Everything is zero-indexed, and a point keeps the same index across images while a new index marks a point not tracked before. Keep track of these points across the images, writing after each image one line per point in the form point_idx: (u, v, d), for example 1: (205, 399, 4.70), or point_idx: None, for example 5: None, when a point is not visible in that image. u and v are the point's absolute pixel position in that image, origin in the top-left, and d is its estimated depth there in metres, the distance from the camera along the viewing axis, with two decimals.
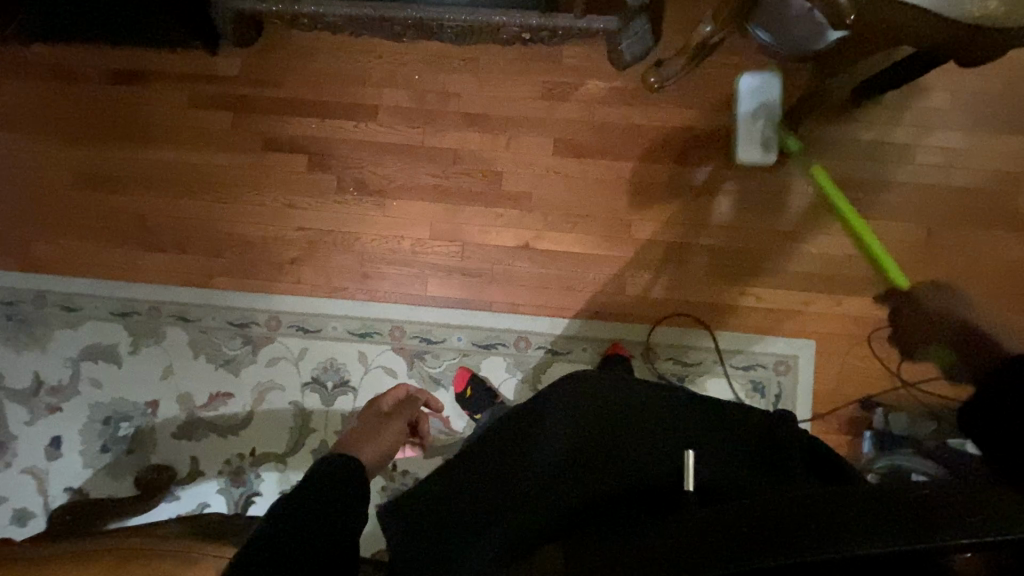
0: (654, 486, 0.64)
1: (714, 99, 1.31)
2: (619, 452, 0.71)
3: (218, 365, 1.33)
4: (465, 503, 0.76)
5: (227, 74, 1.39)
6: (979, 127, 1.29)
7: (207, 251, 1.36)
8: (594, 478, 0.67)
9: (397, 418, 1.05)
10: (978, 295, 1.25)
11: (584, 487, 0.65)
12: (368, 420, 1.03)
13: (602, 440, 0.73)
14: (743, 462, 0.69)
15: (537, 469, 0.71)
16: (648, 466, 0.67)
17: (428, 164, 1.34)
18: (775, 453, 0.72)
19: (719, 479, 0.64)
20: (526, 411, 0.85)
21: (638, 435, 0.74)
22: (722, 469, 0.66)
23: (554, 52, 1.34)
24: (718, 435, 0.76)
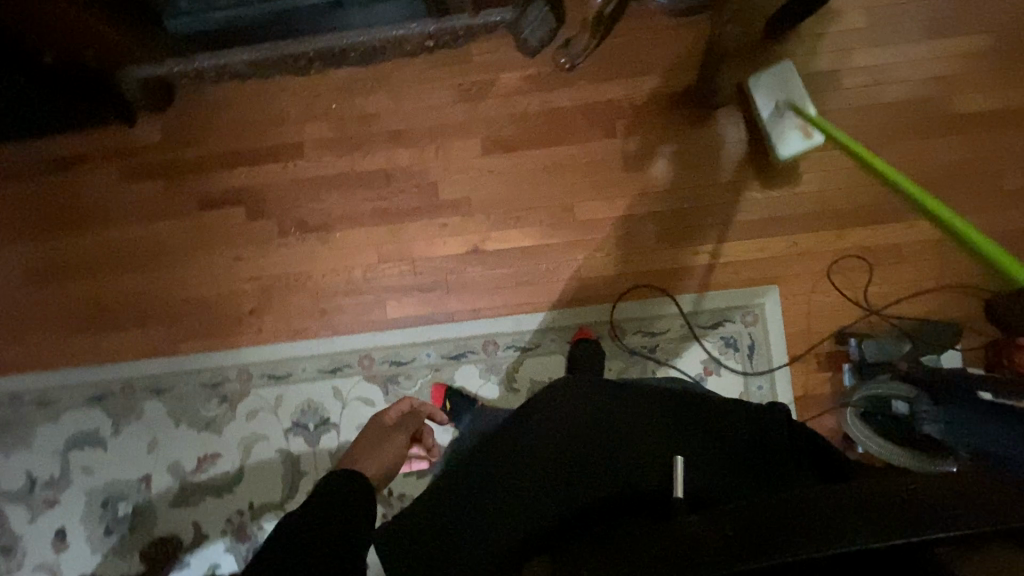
0: (643, 492, 0.73)
1: (631, 65, 1.30)
2: (608, 459, 0.78)
3: (199, 429, 1.33)
4: (474, 508, 0.81)
5: (150, 141, 1.38)
6: (898, 37, 1.27)
7: (167, 320, 1.37)
8: (589, 483, 0.76)
9: (399, 431, 1.05)
10: (931, 206, 1.24)
11: (579, 492, 0.75)
12: (371, 433, 1.05)
13: (593, 447, 0.80)
14: (729, 466, 0.77)
15: (527, 475, 0.80)
16: (638, 472, 0.75)
17: (363, 189, 1.34)
18: (761, 452, 0.79)
19: (706, 487, 0.73)
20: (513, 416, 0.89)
21: (622, 434, 0.80)
22: (707, 473, 0.75)
23: (462, 52, 1.33)
24: (704, 426, 0.82)
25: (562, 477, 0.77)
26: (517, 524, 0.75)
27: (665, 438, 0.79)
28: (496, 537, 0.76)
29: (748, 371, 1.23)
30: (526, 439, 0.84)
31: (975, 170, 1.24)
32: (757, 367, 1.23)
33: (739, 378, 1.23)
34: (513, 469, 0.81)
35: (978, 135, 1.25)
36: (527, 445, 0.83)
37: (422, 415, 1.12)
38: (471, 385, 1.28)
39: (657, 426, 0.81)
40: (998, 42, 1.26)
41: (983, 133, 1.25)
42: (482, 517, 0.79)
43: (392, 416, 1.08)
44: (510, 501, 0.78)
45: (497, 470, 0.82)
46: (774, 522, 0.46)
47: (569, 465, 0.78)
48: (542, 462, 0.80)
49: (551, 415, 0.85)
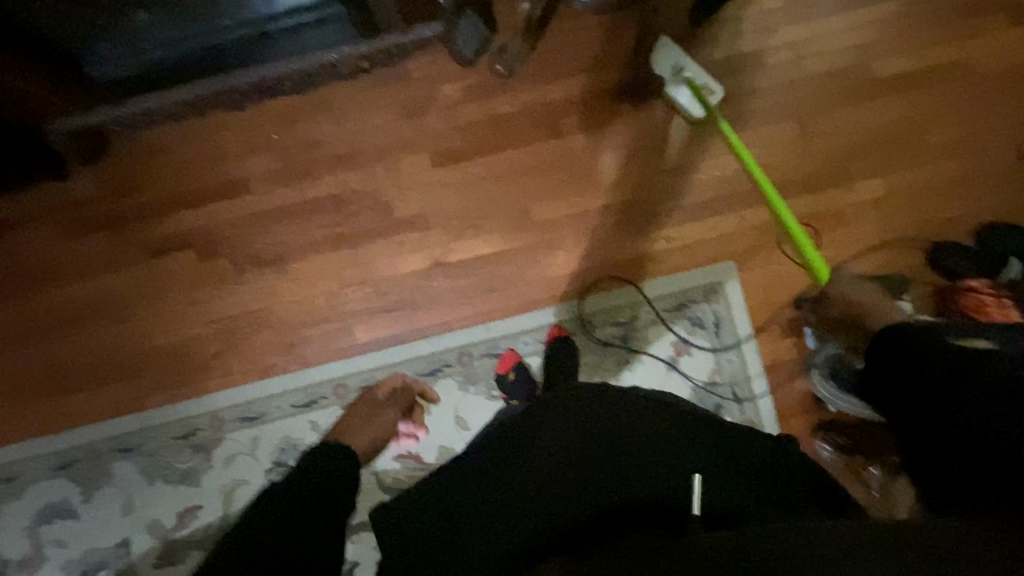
0: (660, 503, 0.72)
1: (566, 64, 1.32)
2: (624, 468, 0.76)
3: (176, 483, 1.28)
4: (479, 515, 0.81)
5: (86, 194, 1.34)
6: (814, 13, 1.33)
7: (127, 376, 1.32)
8: (604, 493, 0.75)
9: (390, 406, 1.21)
10: (866, 169, 1.30)
11: (593, 500, 0.74)
12: (364, 406, 1.21)
13: (608, 454, 0.79)
14: (745, 484, 0.76)
15: (542, 482, 0.79)
16: (658, 482, 0.74)
17: (316, 217, 1.32)
18: (779, 478, 0.79)
19: (726, 506, 0.72)
20: (526, 421, 0.89)
21: (637, 443, 0.79)
22: (726, 491, 0.74)
23: (399, 69, 1.32)
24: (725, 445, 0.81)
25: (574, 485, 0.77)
26: (530, 523, 0.75)
27: (680, 449, 0.79)
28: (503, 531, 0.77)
29: (717, 347, 1.26)
30: (541, 445, 0.84)
31: (900, 130, 1.31)
32: (725, 343, 1.26)
33: (709, 355, 1.26)
34: (524, 477, 0.81)
35: (900, 96, 1.32)
36: (542, 451, 0.83)
37: (415, 390, 1.25)
38: (450, 399, 1.27)
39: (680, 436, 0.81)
40: (904, 8, 1.34)
41: (904, 94, 1.32)
42: (487, 522, 0.79)
43: (385, 389, 1.22)
44: (520, 508, 0.78)
45: (509, 478, 0.83)
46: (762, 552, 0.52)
47: (588, 466, 0.78)
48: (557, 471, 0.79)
49: (566, 423, 0.85)
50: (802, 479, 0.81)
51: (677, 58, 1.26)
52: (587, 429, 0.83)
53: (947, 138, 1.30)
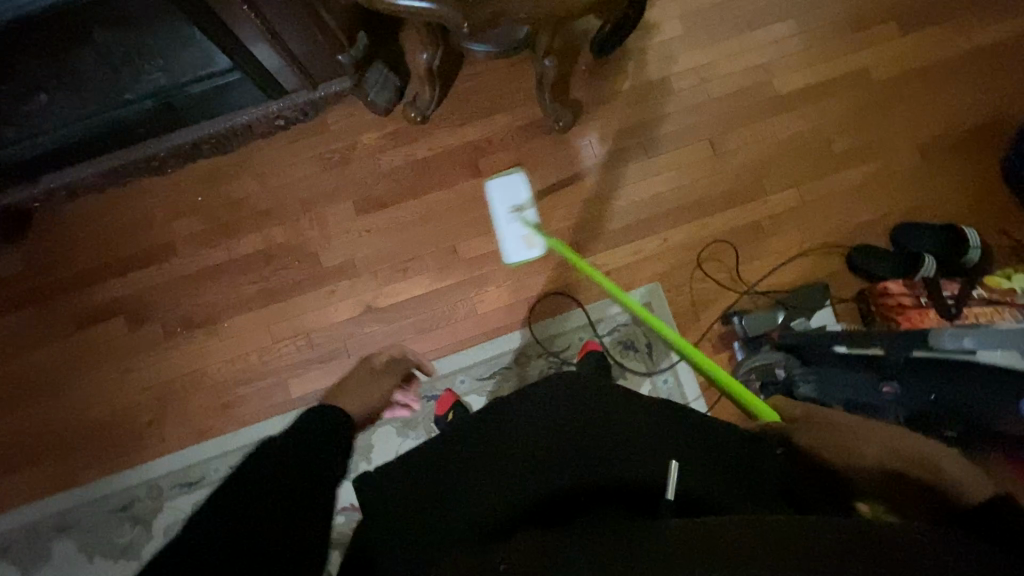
0: (637, 484, 0.64)
1: (480, 105, 1.36)
2: (610, 444, 0.69)
3: (115, 558, 1.25)
4: (452, 482, 0.73)
5: (12, 270, 1.34)
6: (713, 37, 1.39)
7: (63, 451, 1.30)
8: (584, 468, 0.67)
9: (387, 376, 1.01)
10: (779, 180, 1.33)
11: (573, 472, 0.67)
12: (360, 372, 1.01)
13: (598, 434, 0.71)
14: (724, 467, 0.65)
15: (523, 452, 0.72)
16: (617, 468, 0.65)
17: (244, 274, 1.33)
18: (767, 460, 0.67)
19: (697, 492, 0.60)
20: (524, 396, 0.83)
21: (631, 431, 0.71)
22: (702, 479, 0.63)
23: (317, 124, 1.36)
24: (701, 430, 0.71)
25: (552, 456, 0.70)
26: (486, 513, 0.66)
27: (675, 435, 0.71)
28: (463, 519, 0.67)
29: (650, 369, 1.27)
30: (532, 416, 0.77)
31: (807, 140, 1.35)
32: (658, 364, 1.27)
33: (645, 378, 1.27)
34: (506, 445, 0.74)
35: (804, 109, 1.36)
36: (532, 424, 0.76)
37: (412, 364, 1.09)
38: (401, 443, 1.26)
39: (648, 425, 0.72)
40: (798, 25, 1.39)
41: (806, 106, 1.36)
42: (457, 489, 0.72)
43: (381, 359, 1.05)
44: (494, 476, 0.71)
45: (488, 446, 0.75)
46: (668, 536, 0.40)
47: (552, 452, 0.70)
48: (541, 442, 0.73)
49: (566, 402, 0.78)
50: (787, 477, 0.65)
51: (514, 196, 1.31)
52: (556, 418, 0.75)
53: (852, 144, 1.35)
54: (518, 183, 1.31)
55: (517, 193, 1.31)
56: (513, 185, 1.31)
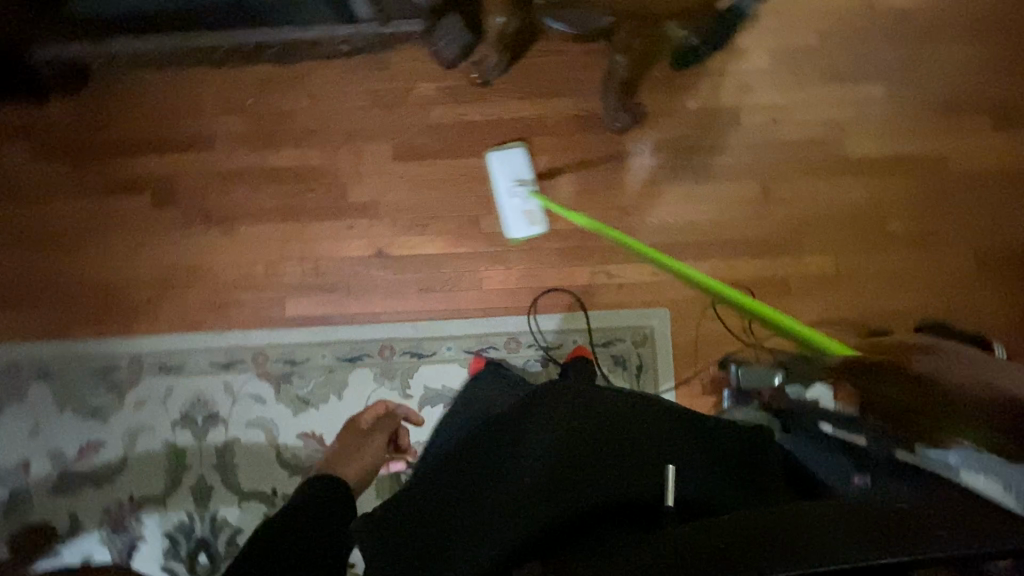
0: (634, 498, 0.64)
1: (543, 84, 1.33)
2: (602, 467, 0.67)
3: (85, 416, 1.31)
4: (462, 505, 0.70)
5: (59, 120, 1.37)
6: (798, 80, 1.33)
7: (62, 303, 1.34)
8: (584, 491, 0.64)
9: (377, 435, 1.16)
10: (819, 243, 1.28)
11: (576, 494, 0.64)
12: (352, 437, 1.16)
13: (592, 453, 0.68)
14: (714, 470, 0.69)
15: (522, 477, 0.67)
16: (628, 479, 0.65)
17: (271, 186, 1.34)
18: (752, 466, 0.72)
19: (699, 496, 0.64)
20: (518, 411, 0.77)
21: (623, 453, 0.69)
22: (699, 480, 0.66)
23: (381, 60, 1.35)
24: (698, 442, 0.72)
25: (554, 484, 0.65)
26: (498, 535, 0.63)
27: (658, 455, 0.69)
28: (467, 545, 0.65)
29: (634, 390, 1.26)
30: (525, 437, 0.73)
31: (862, 211, 1.29)
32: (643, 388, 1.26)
33: None
34: (505, 471, 0.70)
35: (868, 178, 1.30)
36: (523, 445, 0.72)
37: (398, 416, 1.20)
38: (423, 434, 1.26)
39: (652, 436, 0.71)
40: (889, 91, 1.32)
41: (871, 177, 1.30)
42: (465, 519, 0.68)
43: (369, 418, 1.18)
44: (498, 506, 0.66)
45: (484, 468, 0.73)
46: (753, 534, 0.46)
47: (562, 470, 0.67)
48: (537, 467, 0.68)
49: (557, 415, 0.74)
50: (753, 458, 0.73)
51: (518, 171, 1.30)
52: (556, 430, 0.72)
53: (906, 227, 1.29)
54: (519, 156, 1.30)
55: (519, 167, 1.30)
56: (516, 157, 1.30)
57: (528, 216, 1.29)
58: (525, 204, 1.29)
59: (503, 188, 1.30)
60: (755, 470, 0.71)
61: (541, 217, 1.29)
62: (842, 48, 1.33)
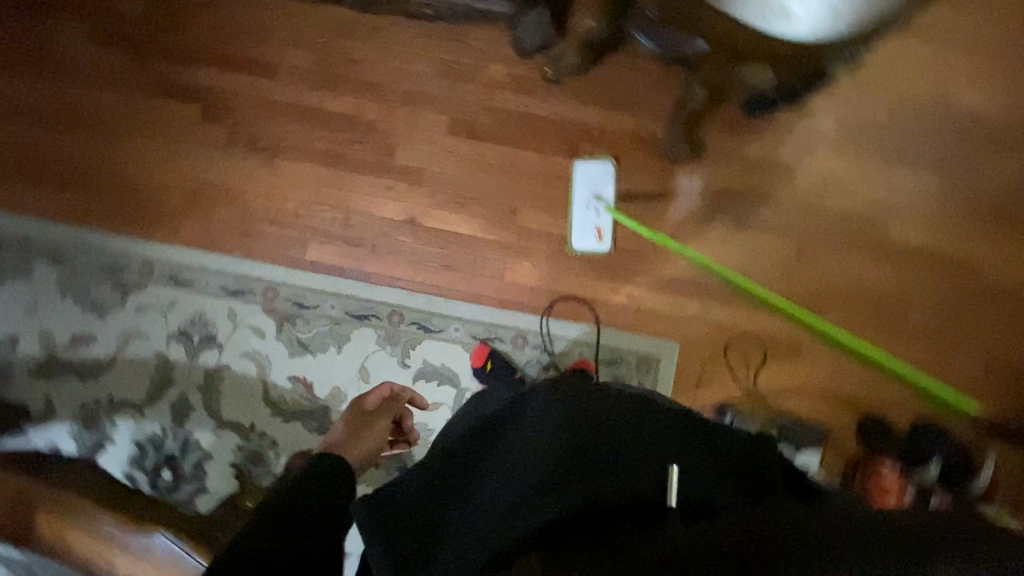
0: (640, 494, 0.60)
1: (612, 96, 1.32)
2: (594, 463, 0.64)
3: (85, 307, 1.30)
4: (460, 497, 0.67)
5: (130, 12, 1.36)
6: (858, 154, 1.33)
7: (87, 192, 1.33)
8: (589, 484, 0.60)
9: (383, 415, 1.12)
10: (840, 317, 1.29)
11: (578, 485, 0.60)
12: (355, 420, 1.10)
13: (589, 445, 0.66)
14: (722, 473, 0.66)
15: (511, 473, 0.65)
16: (632, 476, 0.61)
17: (321, 129, 1.33)
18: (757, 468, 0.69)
19: (706, 497, 0.61)
20: (519, 404, 0.76)
21: (622, 447, 0.66)
22: (706, 479, 0.63)
23: (459, 32, 1.34)
24: (701, 444, 0.70)
25: (554, 478, 0.61)
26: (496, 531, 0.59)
27: (656, 451, 0.66)
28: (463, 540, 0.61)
29: None
30: (524, 430, 0.72)
31: (888, 298, 1.30)
32: None
33: None
34: (503, 468, 0.67)
35: (903, 266, 1.31)
36: (522, 439, 0.70)
37: (403, 399, 1.17)
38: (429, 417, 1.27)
39: (652, 435, 0.69)
40: (943, 188, 1.33)
41: (906, 265, 1.31)
42: (460, 513, 0.65)
43: (374, 400, 1.13)
44: (487, 500, 0.64)
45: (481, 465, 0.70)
46: (781, 533, 0.44)
47: (560, 466, 0.63)
48: (534, 460, 0.65)
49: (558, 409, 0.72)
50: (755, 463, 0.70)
51: (598, 184, 1.30)
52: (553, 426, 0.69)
53: (927, 322, 1.29)
54: (607, 173, 1.30)
55: (605, 184, 1.30)
56: (602, 174, 1.30)
57: (597, 231, 1.29)
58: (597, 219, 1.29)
59: (580, 200, 1.30)
60: (760, 477, 0.67)
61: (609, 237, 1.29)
62: (909, 134, 1.33)
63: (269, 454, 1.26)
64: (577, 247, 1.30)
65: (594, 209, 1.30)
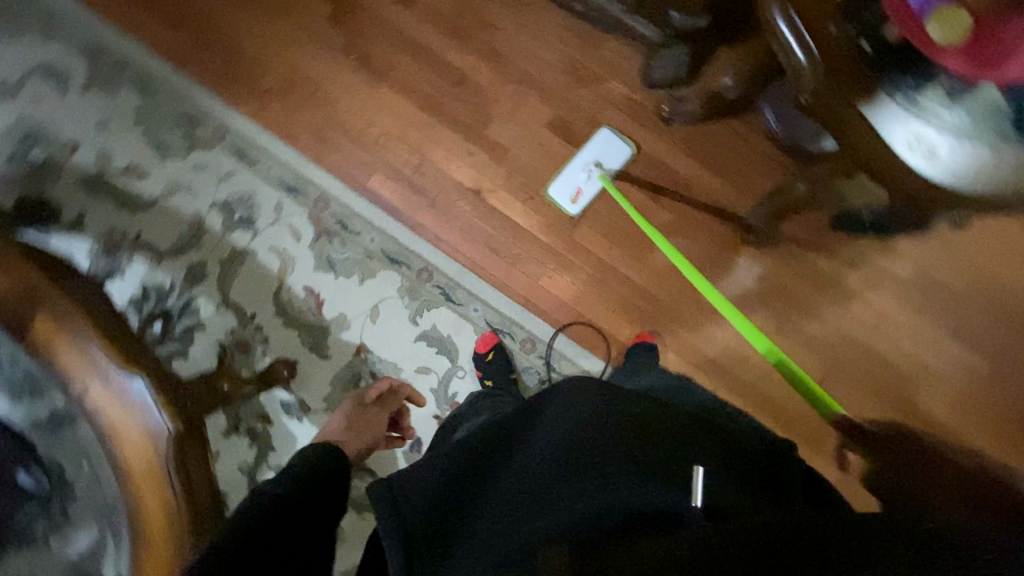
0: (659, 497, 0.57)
1: (714, 156, 1.30)
2: (613, 457, 0.62)
3: (149, 143, 1.32)
4: (480, 488, 0.67)
5: None
6: (922, 310, 1.30)
7: (198, 40, 1.36)
8: (618, 483, 0.58)
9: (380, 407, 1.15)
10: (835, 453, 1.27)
11: (602, 490, 0.58)
12: (352, 411, 1.12)
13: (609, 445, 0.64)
14: (745, 480, 0.62)
15: (531, 468, 0.65)
16: (650, 475, 0.59)
17: (431, 73, 1.34)
18: (777, 468, 0.69)
19: (733, 500, 0.57)
20: (532, 413, 0.76)
21: (645, 444, 0.63)
22: (729, 484, 0.60)
23: (596, 37, 1.33)
24: (717, 451, 0.67)
25: (573, 478, 0.61)
26: (521, 526, 0.59)
27: (682, 450, 0.64)
28: (485, 531, 0.61)
29: None
30: (537, 434, 0.71)
31: None
32: None
33: None
34: (521, 465, 0.67)
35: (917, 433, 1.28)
36: (535, 442, 0.70)
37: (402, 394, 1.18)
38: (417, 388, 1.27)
39: (670, 433, 0.66)
40: (988, 376, 1.29)
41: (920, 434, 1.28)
42: (479, 501, 0.66)
43: (373, 393, 1.15)
44: (509, 496, 0.64)
45: (499, 460, 0.71)
46: (818, 540, 0.47)
47: (578, 462, 0.62)
48: (552, 458, 0.64)
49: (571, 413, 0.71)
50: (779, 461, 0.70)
51: (605, 155, 1.30)
52: (570, 426, 0.68)
53: None
54: (622, 152, 1.30)
55: (612, 157, 1.30)
56: (618, 150, 1.30)
57: (575, 192, 1.30)
58: (584, 183, 1.30)
59: (582, 155, 1.30)
60: (778, 479, 0.67)
61: (585, 202, 1.30)
62: (980, 312, 1.29)
63: (256, 348, 1.28)
64: (550, 190, 1.30)
65: (587, 172, 1.30)
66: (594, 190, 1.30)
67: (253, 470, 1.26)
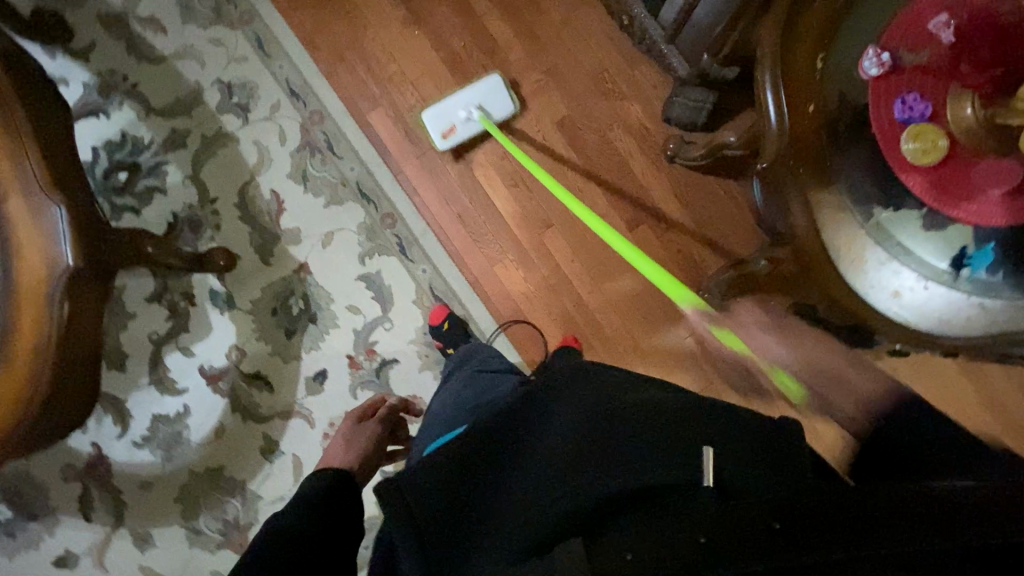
0: (670, 484, 0.52)
1: (704, 210, 1.29)
2: (622, 442, 0.57)
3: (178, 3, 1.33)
4: (493, 476, 0.63)
5: None
6: None
7: None
8: (623, 468, 0.54)
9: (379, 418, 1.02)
10: None
11: (604, 477, 0.54)
12: (344, 429, 0.99)
13: (614, 429, 0.59)
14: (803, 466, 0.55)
15: (541, 453, 0.61)
16: (659, 460, 0.54)
17: (466, 34, 1.33)
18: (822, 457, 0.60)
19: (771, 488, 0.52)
20: (538, 401, 0.69)
21: (651, 423, 0.58)
22: (764, 468, 0.54)
23: (634, 57, 1.32)
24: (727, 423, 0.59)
25: (581, 461, 0.57)
26: (537, 509, 0.55)
27: (688, 424, 0.58)
28: (503, 519, 0.57)
29: None
30: (542, 428, 0.65)
31: None
32: None
33: None
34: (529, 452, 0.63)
35: None
36: (546, 429, 0.65)
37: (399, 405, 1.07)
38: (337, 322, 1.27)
39: (673, 409, 0.60)
40: None
41: None
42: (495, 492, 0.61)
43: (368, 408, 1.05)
44: (523, 486, 0.59)
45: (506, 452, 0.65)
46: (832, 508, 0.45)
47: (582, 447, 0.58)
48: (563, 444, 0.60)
49: (578, 397, 0.67)
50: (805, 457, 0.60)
51: (487, 102, 1.28)
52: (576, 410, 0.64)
53: None
54: (502, 104, 1.28)
55: (493, 107, 1.28)
56: (499, 101, 1.28)
57: (447, 128, 1.26)
58: (459, 122, 1.26)
59: (467, 93, 1.27)
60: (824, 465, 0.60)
61: (451, 142, 1.27)
62: None
63: (206, 230, 1.28)
64: (424, 114, 1.27)
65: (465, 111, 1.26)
66: (464, 134, 1.27)
67: (161, 342, 1.27)
